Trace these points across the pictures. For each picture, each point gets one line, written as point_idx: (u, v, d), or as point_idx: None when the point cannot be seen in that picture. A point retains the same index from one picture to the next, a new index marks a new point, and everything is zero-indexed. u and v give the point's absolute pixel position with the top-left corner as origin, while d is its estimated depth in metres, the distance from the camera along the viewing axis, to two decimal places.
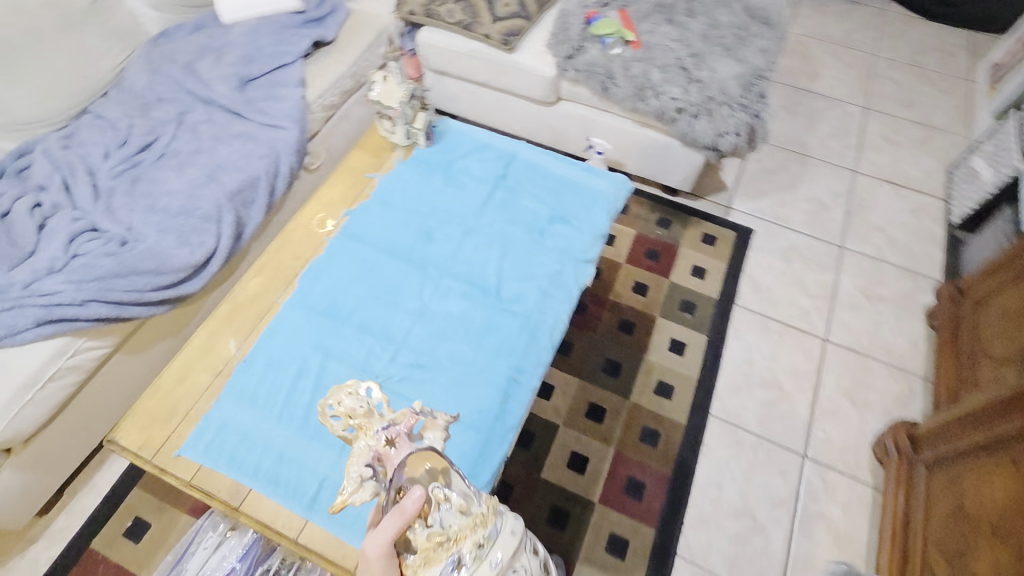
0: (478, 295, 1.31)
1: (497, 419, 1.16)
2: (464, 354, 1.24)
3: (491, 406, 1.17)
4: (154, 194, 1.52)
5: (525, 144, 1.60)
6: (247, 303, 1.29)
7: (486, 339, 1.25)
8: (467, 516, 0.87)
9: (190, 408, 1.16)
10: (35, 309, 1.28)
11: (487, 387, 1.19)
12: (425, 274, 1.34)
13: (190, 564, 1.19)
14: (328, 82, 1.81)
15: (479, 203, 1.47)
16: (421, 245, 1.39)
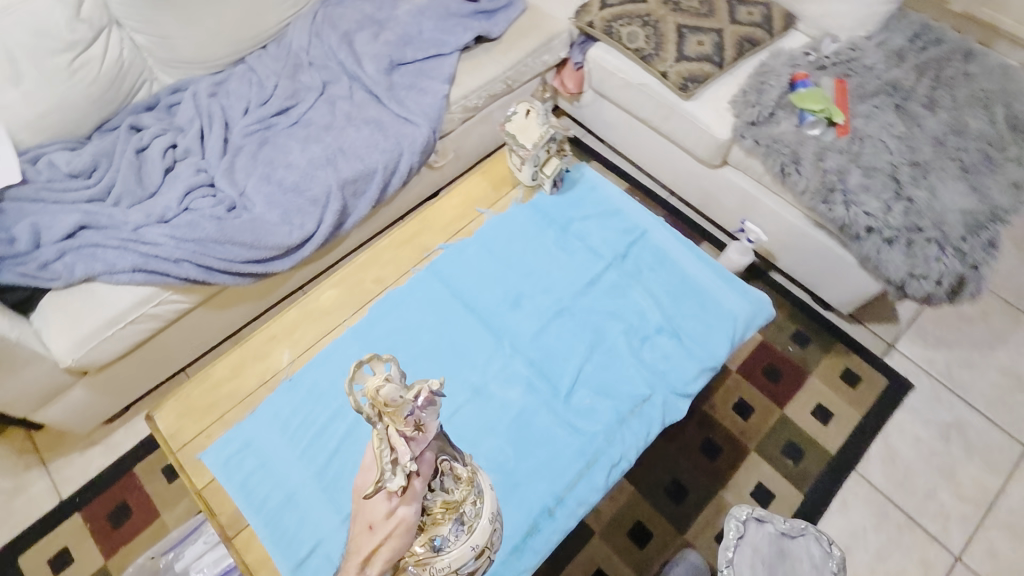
0: (544, 394, 1.15)
1: (513, 551, 1.01)
2: (505, 458, 1.09)
3: (511, 533, 1.02)
4: (274, 163, 1.50)
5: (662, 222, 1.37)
6: (314, 316, 1.23)
7: (533, 450, 1.09)
8: (467, 483, 0.95)
9: (226, 411, 1.14)
10: (135, 255, 1.31)
11: (516, 509, 1.04)
12: (497, 347, 1.20)
13: (187, 552, 1.19)
14: (477, 84, 1.67)
15: (584, 279, 1.28)
16: (505, 310, 1.24)
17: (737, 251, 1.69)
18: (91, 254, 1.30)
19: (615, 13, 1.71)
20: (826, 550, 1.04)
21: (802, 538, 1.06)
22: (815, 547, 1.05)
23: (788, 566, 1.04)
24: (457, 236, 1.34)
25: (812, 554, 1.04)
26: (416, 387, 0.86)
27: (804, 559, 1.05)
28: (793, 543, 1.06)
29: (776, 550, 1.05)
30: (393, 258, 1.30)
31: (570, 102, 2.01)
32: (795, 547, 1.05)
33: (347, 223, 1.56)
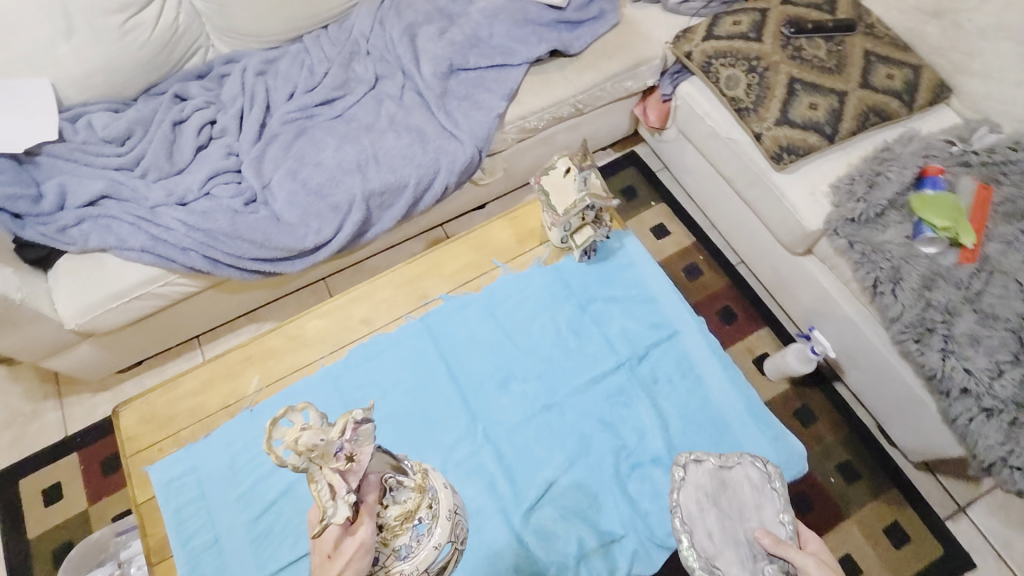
0: (505, 501, 1.01)
1: None
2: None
3: None
4: (305, 158, 1.41)
5: (700, 324, 1.16)
6: (293, 346, 1.16)
7: (473, 561, 0.97)
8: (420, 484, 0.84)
9: (183, 427, 1.10)
10: (147, 235, 1.29)
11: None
12: (469, 430, 1.07)
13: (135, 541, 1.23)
14: (541, 104, 1.49)
15: (588, 375, 1.11)
16: (489, 389, 1.10)
17: (796, 356, 1.44)
18: (108, 225, 1.29)
19: (719, 48, 1.44)
20: (762, 477, 0.93)
21: (742, 465, 0.95)
22: (753, 470, 0.95)
23: (734, 499, 0.92)
24: (462, 289, 1.20)
25: (752, 477, 0.94)
26: (339, 423, 0.73)
27: (747, 488, 0.93)
28: (733, 476, 0.94)
29: (718, 483, 0.93)
30: (389, 299, 1.19)
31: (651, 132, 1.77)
32: (736, 479, 0.94)
33: (368, 233, 1.47)
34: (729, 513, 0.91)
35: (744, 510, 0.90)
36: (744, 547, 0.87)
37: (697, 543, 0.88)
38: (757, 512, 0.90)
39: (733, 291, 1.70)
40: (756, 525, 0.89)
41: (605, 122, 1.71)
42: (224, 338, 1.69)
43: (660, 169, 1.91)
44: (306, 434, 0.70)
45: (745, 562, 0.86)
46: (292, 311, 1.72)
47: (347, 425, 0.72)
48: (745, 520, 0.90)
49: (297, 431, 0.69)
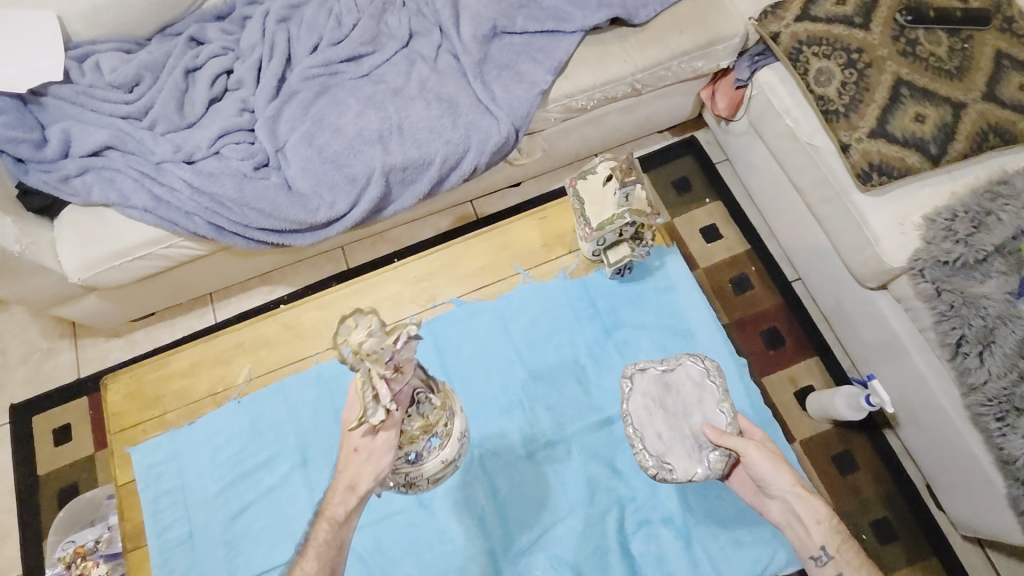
0: (492, 542, 0.92)
1: None
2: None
3: None
4: (324, 121, 1.28)
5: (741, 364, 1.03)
6: (288, 338, 1.06)
7: None
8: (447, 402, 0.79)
9: (169, 410, 1.03)
10: (150, 193, 1.21)
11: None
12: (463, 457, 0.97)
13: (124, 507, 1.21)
14: (592, 80, 1.31)
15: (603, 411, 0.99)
16: (492, 413, 1.00)
17: (846, 400, 1.26)
18: (111, 178, 1.21)
19: (815, 32, 1.21)
20: (699, 372, 0.92)
21: (683, 367, 0.93)
22: (693, 367, 0.93)
23: (678, 399, 0.91)
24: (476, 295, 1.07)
25: (692, 375, 0.92)
26: (397, 329, 0.67)
27: (689, 389, 0.91)
28: (675, 377, 0.92)
29: (661, 388, 0.91)
30: (394, 296, 1.07)
31: (718, 119, 1.55)
32: (679, 379, 0.93)
33: (387, 210, 1.35)
34: (674, 413, 0.90)
35: (687, 408, 0.90)
36: (689, 441, 0.88)
37: (647, 446, 0.88)
38: (699, 406, 0.90)
39: (785, 312, 1.52)
40: (700, 420, 0.89)
41: (665, 103, 1.50)
42: (236, 298, 1.64)
43: (720, 161, 1.70)
44: (370, 339, 0.65)
45: (693, 454, 0.87)
46: (306, 277, 1.63)
47: (406, 336, 0.67)
48: (689, 416, 0.90)
49: (363, 335, 0.64)
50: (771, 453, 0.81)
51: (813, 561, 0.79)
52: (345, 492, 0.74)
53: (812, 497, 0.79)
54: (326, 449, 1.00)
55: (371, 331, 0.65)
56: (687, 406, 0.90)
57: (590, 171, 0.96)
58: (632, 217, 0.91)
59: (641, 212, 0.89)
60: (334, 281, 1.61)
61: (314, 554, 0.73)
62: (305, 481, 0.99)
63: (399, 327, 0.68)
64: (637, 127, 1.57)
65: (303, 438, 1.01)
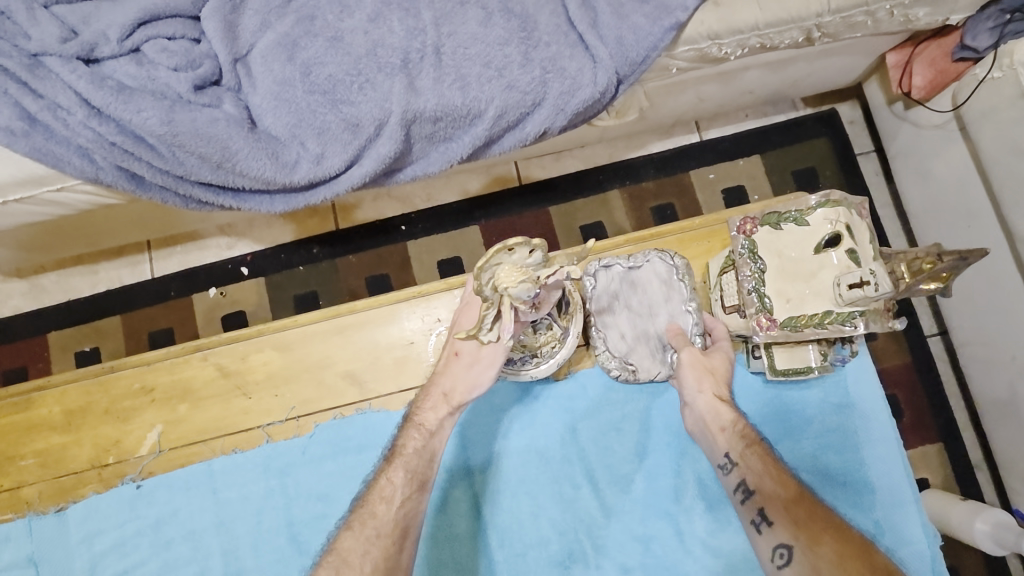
0: None
1: None
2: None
3: None
4: (316, 21, 0.81)
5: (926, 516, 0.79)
6: (217, 396, 0.76)
7: None
8: (563, 328, 0.69)
9: (29, 481, 0.75)
10: (22, 105, 0.75)
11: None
12: None
13: None
14: (755, 15, 0.81)
15: None
16: (558, 563, 0.77)
17: (990, 530, 0.95)
18: None
19: None
20: (667, 269, 0.76)
21: (649, 261, 0.76)
22: (663, 265, 0.76)
23: (642, 300, 0.76)
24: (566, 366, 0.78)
25: (660, 275, 0.76)
26: (555, 265, 0.55)
27: (652, 287, 0.76)
28: (641, 275, 0.76)
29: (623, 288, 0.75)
30: (398, 354, 0.77)
31: (892, 99, 1.10)
32: (644, 278, 0.76)
33: (401, 174, 0.88)
34: (638, 314, 0.76)
35: (648, 306, 0.76)
36: (653, 342, 0.76)
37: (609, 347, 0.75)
38: (664, 306, 0.75)
39: (908, 375, 1.16)
40: (665, 322, 0.76)
41: (829, 64, 1.02)
42: (183, 250, 1.19)
43: (863, 152, 1.23)
44: (522, 283, 0.53)
45: (655, 354, 0.76)
46: (278, 234, 1.18)
47: (559, 276, 0.55)
48: (654, 318, 0.76)
49: (514, 279, 0.52)
50: (703, 363, 0.72)
51: (720, 470, 0.68)
52: (437, 399, 0.69)
53: (721, 404, 0.71)
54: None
55: (524, 273, 0.53)
56: (649, 300, 0.76)
57: (802, 221, 0.63)
58: (869, 321, 0.62)
59: (890, 324, 0.62)
60: (316, 247, 1.17)
61: (410, 460, 0.68)
62: None
63: (557, 263, 0.55)
64: (776, 90, 1.09)
65: (232, 560, 0.76)
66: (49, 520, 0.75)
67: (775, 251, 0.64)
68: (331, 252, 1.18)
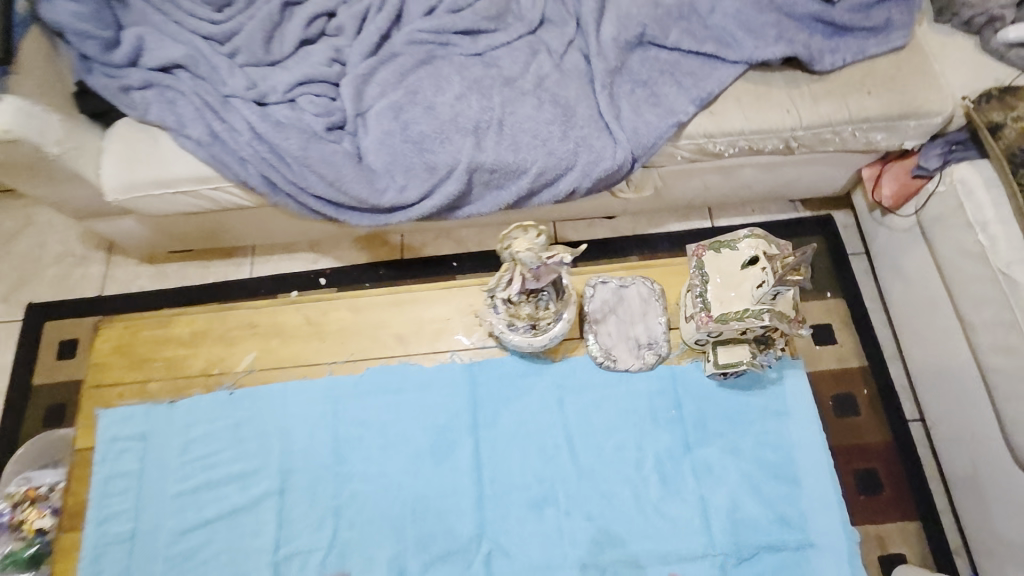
0: None
1: None
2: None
3: None
4: (420, 95, 1.13)
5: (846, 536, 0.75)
6: (299, 337, 0.88)
7: None
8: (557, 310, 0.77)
9: (154, 378, 0.86)
10: (210, 125, 1.08)
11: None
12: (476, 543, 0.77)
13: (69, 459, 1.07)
14: (741, 124, 1.07)
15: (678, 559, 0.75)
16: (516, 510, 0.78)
17: None
18: (172, 101, 1.10)
19: None
20: (649, 293, 0.86)
21: (638, 284, 0.87)
22: (648, 289, 0.86)
23: (627, 313, 0.86)
24: (559, 349, 0.85)
25: (644, 295, 0.86)
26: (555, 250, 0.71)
27: (636, 304, 0.86)
28: (628, 293, 0.86)
29: (613, 300, 0.86)
30: (439, 324, 0.87)
31: (872, 206, 1.31)
32: (632, 296, 0.86)
33: (460, 211, 1.15)
34: (623, 323, 0.85)
35: (631, 317, 0.85)
36: (634, 345, 0.84)
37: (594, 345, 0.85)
38: (644, 319, 0.85)
39: (888, 452, 1.25)
40: (646, 331, 0.85)
41: (813, 171, 1.25)
42: (278, 258, 1.49)
43: (854, 253, 1.42)
44: (528, 252, 0.70)
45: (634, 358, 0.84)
46: (354, 256, 1.47)
47: (556, 258, 0.70)
48: (635, 328, 0.85)
49: (522, 245, 0.68)
50: None
51: None
52: None
53: None
54: (308, 478, 0.81)
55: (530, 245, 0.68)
56: (635, 313, 0.86)
57: (734, 245, 0.76)
58: (775, 320, 0.73)
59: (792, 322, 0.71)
60: (382, 269, 1.45)
61: None
62: (278, 514, 0.80)
63: (557, 249, 0.70)
64: (771, 189, 1.33)
65: (287, 460, 0.82)
66: (162, 407, 0.85)
67: (717, 266, 0.77)
68: (392, 274, 1.45)
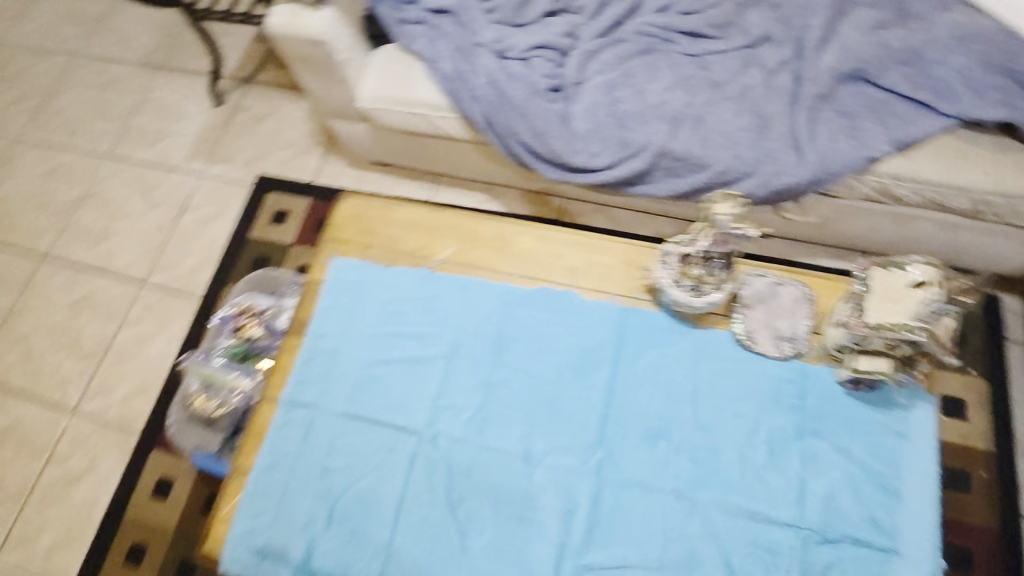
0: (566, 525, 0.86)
1: None
2: (466, 555, 0.87)
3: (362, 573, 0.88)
4: (633, 79, 1.27)
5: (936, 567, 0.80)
6: (489, 246, 1.08)
7: (485, 548, 0.87)
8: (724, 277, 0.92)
9: (377, 246, 1.12)
10: (457, 64, 1.31)
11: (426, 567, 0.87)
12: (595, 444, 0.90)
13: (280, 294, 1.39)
14: (934, 175, 1.10)
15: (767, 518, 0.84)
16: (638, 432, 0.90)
17: None
18: (433, 38, 1.34)
19: None
20: (803, 298, 0.94)
21: (791, 285, 0.95)
22: (798, 292, 0.95)
23: (776, 307, 0.95)
24: (705, 319, 0.97)
25: (795, 296, 0.94)
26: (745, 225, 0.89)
27: (786, 302, 0.95)
28: (782, 291, 0.95)
29: (766, 292, 0.95)
30: (606, 270, 1.03)
31: None
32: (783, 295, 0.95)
33: (636, 188, 1.29)
34: (771, 313, 0.95)
35: (779, 311, 0.95)
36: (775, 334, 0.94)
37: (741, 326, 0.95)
38: (792, 316, 0.94)
39: (989, 541, 1.22)
40: (789, 327, 0.93)
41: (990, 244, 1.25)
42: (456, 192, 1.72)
43: (1012, 340, 1.37)
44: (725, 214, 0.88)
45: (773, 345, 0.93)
46: (519, 208, 1.67)
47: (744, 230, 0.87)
48: (780, 321, 0.94)
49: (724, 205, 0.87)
50: None
51: None
52: None
53: None
54: (475, 356, 1.00)
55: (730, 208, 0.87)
56: (783, 309, 0.95)
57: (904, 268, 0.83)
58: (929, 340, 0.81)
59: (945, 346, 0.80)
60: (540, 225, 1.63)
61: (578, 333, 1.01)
62: (442, 371, 1.00)
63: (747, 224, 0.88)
64: (940, 251, 1.31)
65: (459, 334, 1.02)
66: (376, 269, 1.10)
67: (883, 283, 0.83)
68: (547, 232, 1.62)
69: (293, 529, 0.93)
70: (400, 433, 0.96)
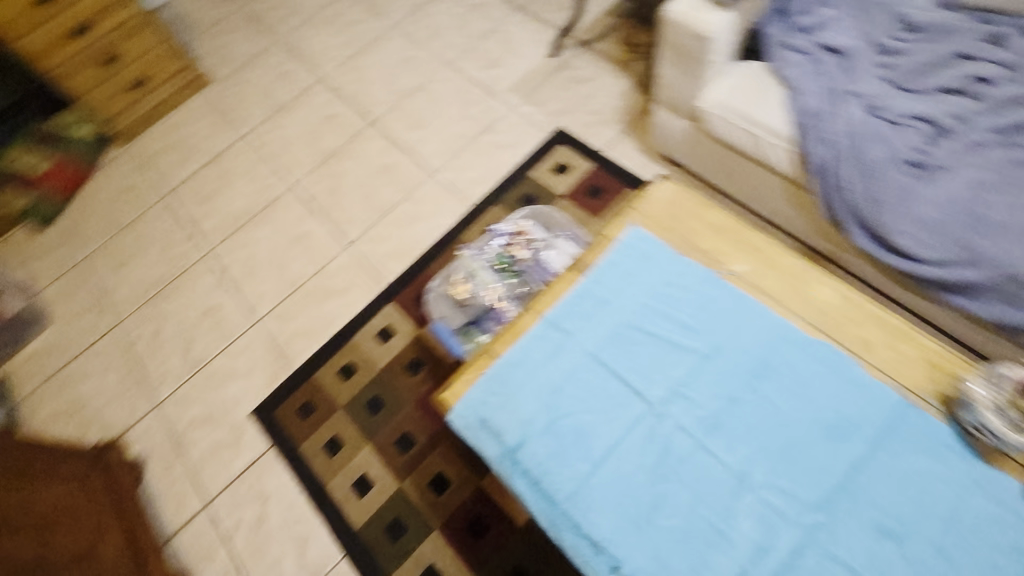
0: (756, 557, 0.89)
1: (550, 504, 0.99)
2: (652, 526, 0.93)
3: (558, 487, 0.99)
4: (1012, 189, 1.16)
5: None
6: (787, 281, 1.11)
7: (674, 531, 0.93)
8: None
9: (679, 233, 1.20)
10: (821, 102, 1.30)
11: (611, 514, 0.95)
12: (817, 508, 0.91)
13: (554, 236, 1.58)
14: None
15: None
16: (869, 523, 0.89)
17: None
18: (808, 70, 1.35)
19: None
20: None
21: None
22: None
23: None
24: (997, 459, 0.91)
25: None
26: None
27: None
28: None
29: None
30: (901, 357, 1.02)
31: None
32: None
33: (951, 296, 1.19)
34: None
35: None
36: None
37: None
38: None
39: None
40: None
41: None
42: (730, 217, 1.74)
43: None
44: None
45: None
46: None
47: None
48: None
49: None
50: None
51: None
52: None
53: None
54: (731, 369, 1.04)
55: None
56: None
57: None
58: None
59: None
60: None
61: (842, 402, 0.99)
62: (693, 365, 1.05)
63: None
64: None
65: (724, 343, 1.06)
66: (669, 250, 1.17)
67: None
68: None
69: (516, 420, 1.07)
70: (635, 396, 1.04)
